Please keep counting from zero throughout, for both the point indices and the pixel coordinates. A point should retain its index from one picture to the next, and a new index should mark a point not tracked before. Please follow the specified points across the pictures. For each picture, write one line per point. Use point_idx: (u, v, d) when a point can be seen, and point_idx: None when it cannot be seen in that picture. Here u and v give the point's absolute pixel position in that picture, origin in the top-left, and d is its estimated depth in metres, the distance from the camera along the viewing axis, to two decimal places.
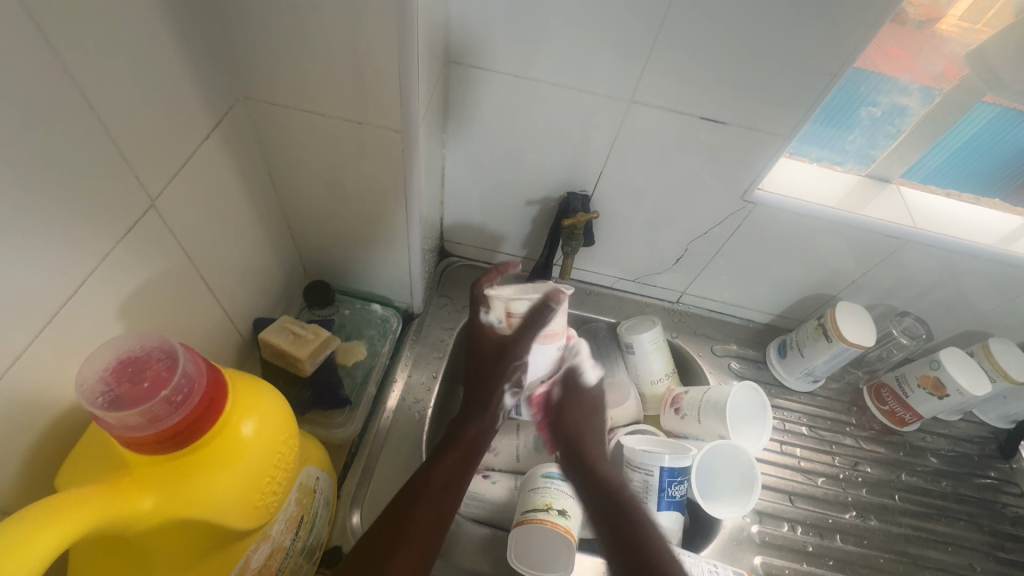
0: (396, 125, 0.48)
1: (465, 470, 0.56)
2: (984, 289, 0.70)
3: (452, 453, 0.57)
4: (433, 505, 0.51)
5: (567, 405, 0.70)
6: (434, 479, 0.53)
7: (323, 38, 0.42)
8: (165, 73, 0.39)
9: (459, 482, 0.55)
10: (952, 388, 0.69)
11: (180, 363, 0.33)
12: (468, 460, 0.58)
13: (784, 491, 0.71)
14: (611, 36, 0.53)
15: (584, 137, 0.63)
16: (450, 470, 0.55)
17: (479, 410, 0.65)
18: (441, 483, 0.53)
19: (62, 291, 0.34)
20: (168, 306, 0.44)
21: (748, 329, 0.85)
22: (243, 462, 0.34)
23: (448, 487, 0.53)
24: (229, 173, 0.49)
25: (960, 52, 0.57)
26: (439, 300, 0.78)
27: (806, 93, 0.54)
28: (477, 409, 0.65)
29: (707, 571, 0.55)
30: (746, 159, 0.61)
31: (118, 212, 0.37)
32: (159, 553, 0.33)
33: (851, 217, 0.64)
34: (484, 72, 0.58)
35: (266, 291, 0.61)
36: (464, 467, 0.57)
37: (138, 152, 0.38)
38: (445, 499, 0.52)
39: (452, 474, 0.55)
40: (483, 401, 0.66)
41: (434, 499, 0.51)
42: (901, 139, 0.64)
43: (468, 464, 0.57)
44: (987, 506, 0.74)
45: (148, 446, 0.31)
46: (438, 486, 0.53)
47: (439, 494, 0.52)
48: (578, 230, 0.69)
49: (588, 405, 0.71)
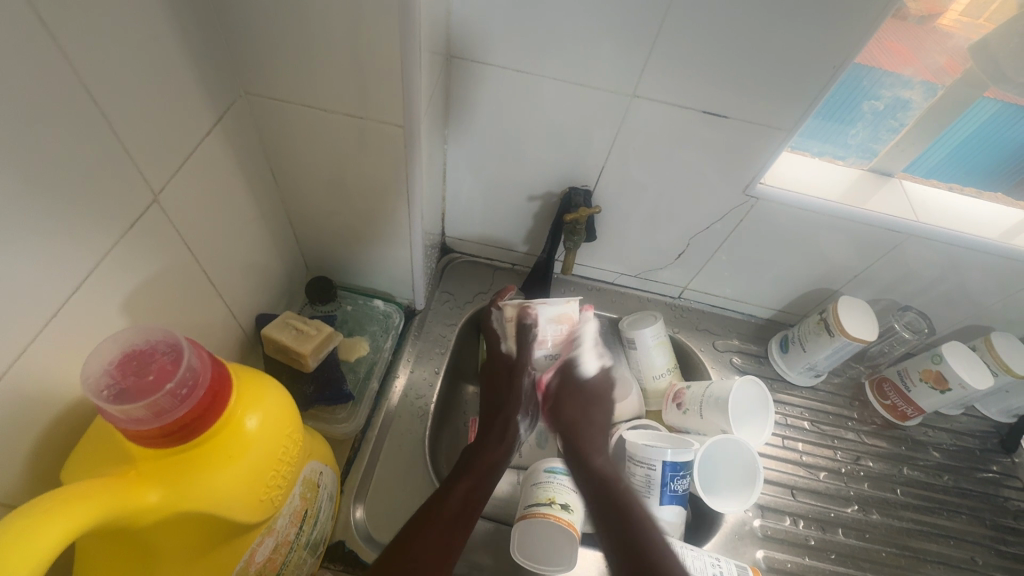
0: (399, 120, 0.48)
1: (480, 494, 0.55)
2: (986, 284, 0.70)
3: (465, 479, 0.55)
4: (445, 533, 0.49)
5: (569, 393, 0.70)
6: (449, 506, 0.52)
7: (325, 33, 0.42)
8: (168, 68, 0.39)
9: (472, 506, 0.53)
10: (953, 383, 0.69)
11: (184, 356, 0.33)
12: (480, 486, 0.56)
13: (786, 486, 0.71)
14: (613, 31, 0.53)
15: (586, 132, 0.63)
16: (465, 495, 0.53)
17: (497, 437, 0.62)
18: (454, 510, 0.52)
19: (65, 285, 0.34)
20: (171, 302, 0.44)
21: (750, 324, 0.85)
22: (248, 455, 0.35)
23: (461, 514, 0.52)
24: (231, 169, 0.49)
25: (962, 45, 0.57)
26: (440, 296, 0.78)
27: (809, 87, 0.54)
28: (496, 436, 0.62)
29: (709, 563, 0.55)
30: (748, 153, 0.61)
31: (124, 206, 0.37)
32: (165, 547, 0.33)
33: (853, 211, 0.64)
34: (485, 67, 0.58)
35: (268, 287, 0.61)
36: (477, 492, 0.54)
37: (141, 147, 0.38)
38: (460, 526, 0.51)
39: (467, 501, 0.53)
40: (501, 428, 0.63)
41: (449, 526, 0.50)
42: (904, 133, 0.64)
43: (481, 491, 0.55)
44: (988, 500, 0.74)
45: (153, 439, 0.31)
46: (449, 516, 0.51)
47: (453, 522, 0.50)
48: (579, 226, 0.69)
49: (591, 394, 0.71)
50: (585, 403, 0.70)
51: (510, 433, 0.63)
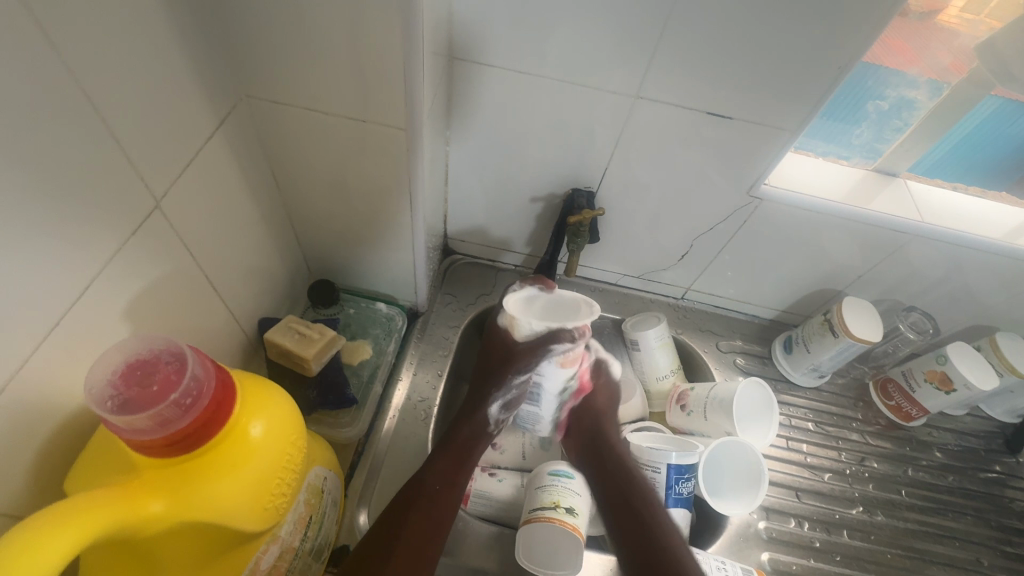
0: (401, 123, 0.47)
1: (458, 478, 0.57)
2: (991, 284, 0.70)
3: (442, 458, 0.58)
4: (427, 515, 0.53)
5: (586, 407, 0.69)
6: (426, 488, 0.55)
7: (327, 34, 0.42)
8: (168, 74, 0.38)
9: (452, 486, 0.56)
10: (958, 383, 0.69)
11: (188, 365, 0.33)
12: (459, 466, 0.59)
13: (791, 487, 0.70)
14: (615, 31, 0.52)
15: (589, 133, 0.62)
16: (447, 480, 0.56)
17: (470, 414, 0.64)
18: (435, 491, 0.55)
19: (66, 295, 0.33)
20: (173, 308, 0.44)
21: (753, 325, 0.85)
22: (253, 464, 0.34)
23: (440, 495, 0.55)
24: (233, 172, 0.48)
25: (967, 44, 0.56)
26: (443, 298, 0.78)
27: (814, 87, 0.53)
28: (470, 412, 0.64)
29: (715, 566, 0.55)
30: (752, 154, 0.60)
31: (125, 213, 0.37)
32: (170, 556, 0.33)
33: (858, 212, 0.64)
34: (487, 68, 0.58)
35: (271, 291, 0.61)
36: (457, 472, 0.58)
37: (141, 151, 0.37)
38: (443, 509, 0.54)
39: (446, 486, 0.56)
40: (474, 405, 0.65)
41: (428, 505, 0.53)
42: (908, 133, 0.64)
43: (461, 469, 0.58)
44: (993, 501, 0.74)
45: (157, 449, 0.31)
46: (430, 497, 0.54)
47: (432, 504, 0.54)
48: (583, 228, 0.68)
49: (601, 411, 0.69)
50: (595, 420, 0.68)
51: (483, 406, 0.64)
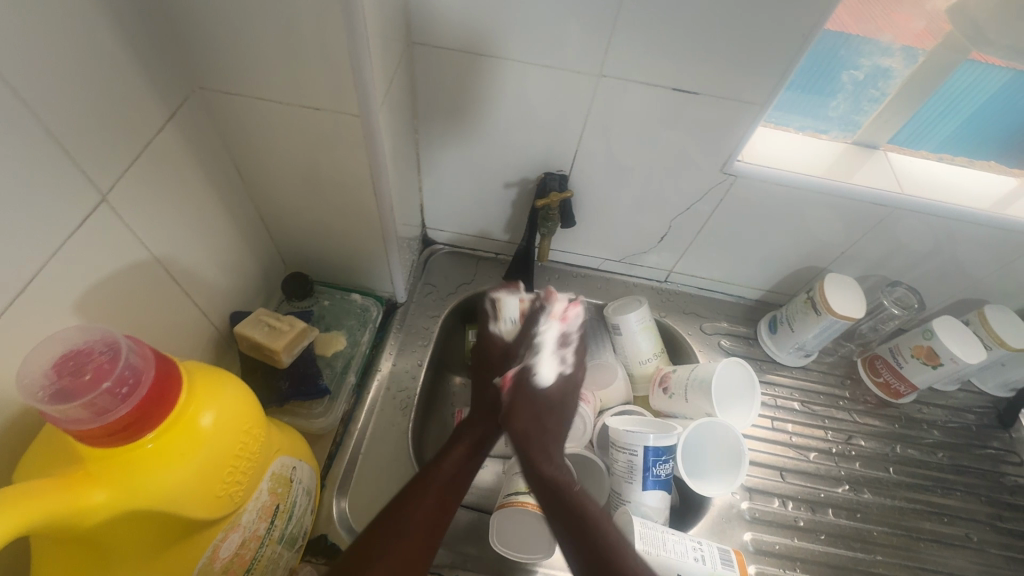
0: (354, 109, 0.47)
1: (472, 465, 0.56)
2: (980, 255, 0.68)
3: (457, 448, 0.57)
4: (440, 497, 0.51)
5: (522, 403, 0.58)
6: (441, 473, 0.53)
7: (272, 21, 0.41)
8: (108, 65, 0.38)
9: (463, 477, 0.55)
10: (945, 357, 0.68)
11: (123, 355, 0.32)
12: (474, 456, 0.57)
13: (775, 467, 0.70)
14: (573, 11, 0.52)
15: (557, 114, 0.61)
16: (456, 466, 0.55)
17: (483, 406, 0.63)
18: (448, 476, 0.53)
19: (6, 290, 0.34)
20: (130, 301, 0.44)
21: (739, 306, 0.84)
22: (202, 453, 0.34)
23: (455, 483, 0.53)
24: (190, 164, 0.48)
25: (941, 8, 0.54)
26: (422, 289, 0.78)
27: (777, 59, 0.52)
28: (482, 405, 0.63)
29: (690, 547, 0.54)
30: (723, 130, 0.59)
31: (67, 209, 0.37)
32: (120, 544, 0.33)
33: (835, 184, 0.63)
34: (448, 53, 0.57)
35: (242, 285, 0.61)
36: (469, 462, 0.56)
37: (82, 148, 0.37)
38: (451, 493, 0.52)
39: (458, 470, 0.55)
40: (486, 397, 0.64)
41: (442, 489, 0.52)
42: (887, 104, 0.62)
43: (473, 459, 0.56)
44: (985, 476, 0.73)
45: (97, 438, 0.31)
46: (444, 480, 0.53)
47: (445, 488, 0.52)
48: (552, 211, 0.68)
49: (544, 409, 0.59)
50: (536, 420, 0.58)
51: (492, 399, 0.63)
